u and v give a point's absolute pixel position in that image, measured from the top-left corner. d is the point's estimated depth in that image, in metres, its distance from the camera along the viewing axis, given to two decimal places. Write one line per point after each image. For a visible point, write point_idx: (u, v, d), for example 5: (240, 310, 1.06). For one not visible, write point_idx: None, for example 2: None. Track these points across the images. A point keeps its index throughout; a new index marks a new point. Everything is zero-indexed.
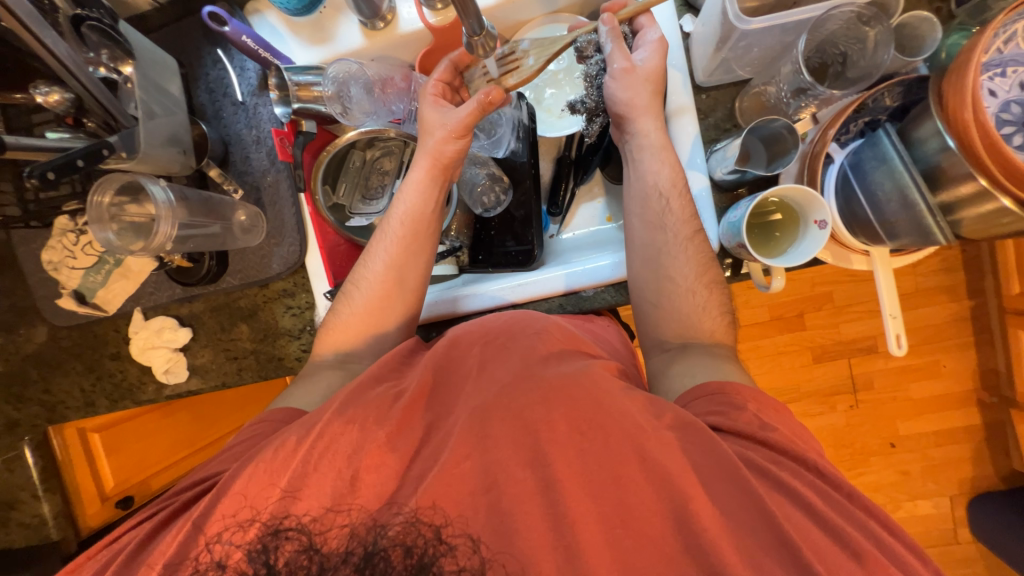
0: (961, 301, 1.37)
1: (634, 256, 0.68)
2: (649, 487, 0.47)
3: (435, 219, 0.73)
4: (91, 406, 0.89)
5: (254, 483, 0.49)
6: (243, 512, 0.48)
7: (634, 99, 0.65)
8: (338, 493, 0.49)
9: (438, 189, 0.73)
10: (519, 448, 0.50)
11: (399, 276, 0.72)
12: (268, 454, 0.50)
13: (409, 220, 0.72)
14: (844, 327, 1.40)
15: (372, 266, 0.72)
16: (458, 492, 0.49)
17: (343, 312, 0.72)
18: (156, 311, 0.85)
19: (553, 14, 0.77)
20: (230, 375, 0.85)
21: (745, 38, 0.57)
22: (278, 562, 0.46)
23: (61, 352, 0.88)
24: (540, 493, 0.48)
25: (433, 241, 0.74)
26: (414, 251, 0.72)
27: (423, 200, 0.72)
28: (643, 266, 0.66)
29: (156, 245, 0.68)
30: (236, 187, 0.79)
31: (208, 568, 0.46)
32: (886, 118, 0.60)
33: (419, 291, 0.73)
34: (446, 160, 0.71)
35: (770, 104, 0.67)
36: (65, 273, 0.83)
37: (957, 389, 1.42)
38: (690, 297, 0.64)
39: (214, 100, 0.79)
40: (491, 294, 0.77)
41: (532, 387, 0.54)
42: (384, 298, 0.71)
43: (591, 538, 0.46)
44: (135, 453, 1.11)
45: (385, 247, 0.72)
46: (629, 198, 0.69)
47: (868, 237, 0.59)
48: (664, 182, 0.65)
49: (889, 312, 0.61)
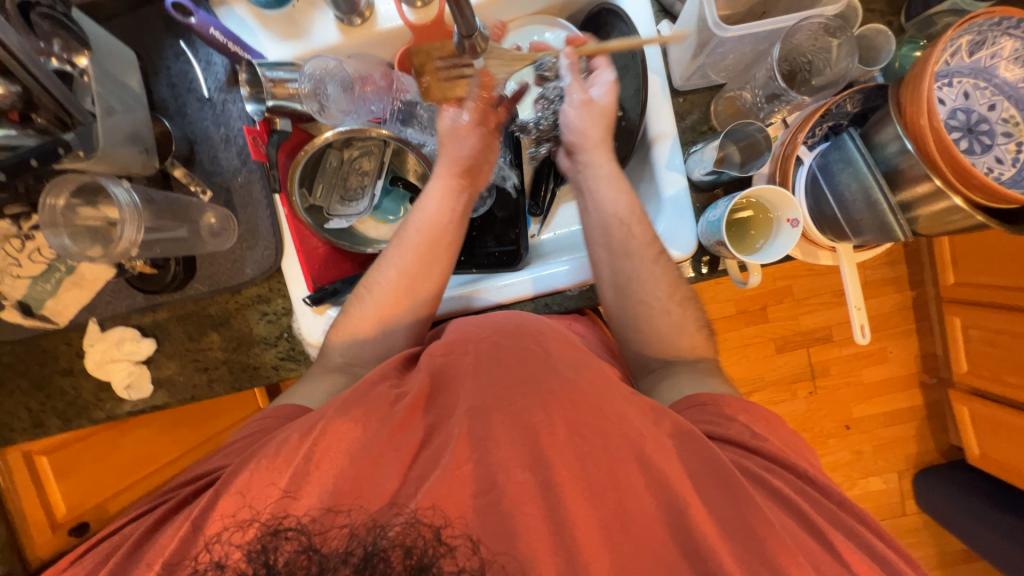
0: (904, 291, 1.48)
1: (606, 284, 0.70)
2: (643, 479, 0.50)
3: (451, 230, 0.72)
4: (40, 426, 0.82)
5: (255, 488, 0.47)
6: (241, 512, 0.46)
7: (588, 131, 0.70)
8: (340, 492, 0.47)
9: (461, 203, 0.73)
10: (518, 450, 0.50)
11: (413, 289, 0.71)
12: (267, 462, 0.49)
13: (428, 228, 0.71)
14: (803, 318, 1.48)
15: (384, 273, 0.71)
16: (460, 495, 0.47)
17: (352, 316, 0.70)
18: (114, 322, 0.79)
19: (534, 15, 0.78)
20: (199, 388, 0.80)
21: (722, 45, 0.60)
22: (277, 562, 0.39)
23: (3, 369, 0.81)
24: (540, 492, 0.48)
25: (451, 253, 0.73)
26: (432, 261, 0.71)
27: (439, 208, 0.72)
28: (617, 293, 0.69)
29: (118, 250, 0.64)
30: (203, 188, 0.75)
31: (207, 568, 0.42)
32: (848, 123, 0.63)
33: (432, 302, 0.72)
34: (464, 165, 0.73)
35: (744, 109, 0.71)
36: (7, 283, 0.76)
37: (900, 372, 1.53)
38: (666, 317, 0.67)
39: (178, 95, 0.75)
40: (485, 296, 0.76)
41: (525, 393, 0.55)
42: (397, 308, 0.70)
43: (589, 537, 0.46)
44: (89, 477, 1.00)
45: (398, 255, 0.71)
46: (587, 221, 0.72)
47: (835, 235, 0.63)
48: (622, 207, 0.69)
49: (855, 304, 0.65)
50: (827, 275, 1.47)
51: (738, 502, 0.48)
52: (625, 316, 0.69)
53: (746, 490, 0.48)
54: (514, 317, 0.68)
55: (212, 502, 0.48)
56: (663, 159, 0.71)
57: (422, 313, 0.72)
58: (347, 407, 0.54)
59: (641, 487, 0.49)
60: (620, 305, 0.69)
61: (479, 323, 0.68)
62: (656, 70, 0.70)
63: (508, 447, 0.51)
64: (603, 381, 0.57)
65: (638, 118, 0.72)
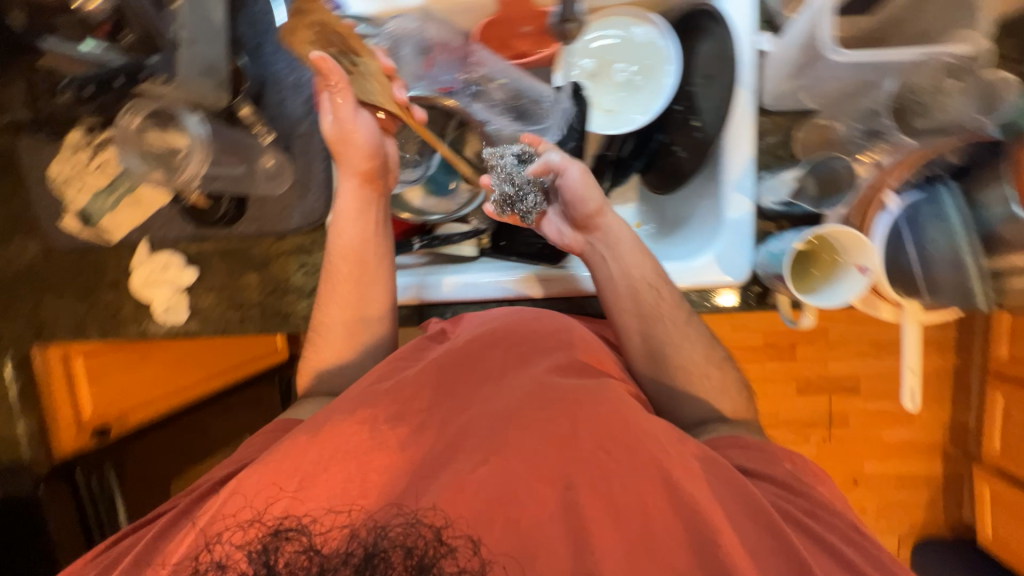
0: (947, 356, 1.40)
1: (637, 351, 0.69)
2: (660, 506, 0.49)
3: (371, 243, 0.73)
4: (81, 332, 0.86)
5: (263, 485, 0.51)
6: (242, 513, 0.50)
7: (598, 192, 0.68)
8: (348, 494, 0.50)
9: (370, 209, 0.73)
10: (540, 464, 0.51)
11: (361, 308, 0.73)
12: (278, 456, 0.53)
13: (350, 253, 0.72)
14: (832, 364, 1.42)
15: (330, 303, 0.74)
16: (471, 499, 0.49)
17: (320, 346, 0.75)
18: (163, 246, 0.81)
19: (624, 7, 0.76)
20: (231, 324, 0.82)
21: (829, 69, 0.57)
22: (278, 563, 0.45)
23: (54, 272, 0.85)
24: (559, 495, 0.49)
25: (384, 266, 0.74)
26: (367, 283, 0.73)
27: (358, 222, 0.72)
28: (648, 358, 0.68)
29: (182, 179, 0.69)
30: (267, 131, 0.75)
31: (207, 567, 0.47)
32: (948, 176, 0.56)
33: (384, 319, 0.75)
34: (369, 174, 0.71)
35: (835, 140, 0.67)
36: (72, 191, 0.79)
37: (924, 438, 1.46)
38: (706, 380, 0.67)
39: (256, 35, 0.74)
40: (492, 287, 0.75)
41: (553, 401, 0.55)
42: (348, 326, 0.74)
43: (602, 550, 0.47)
44: (119, 384, 1.05)
45: (334, 285, 0.73)
46: (607, 290, 0.69)
47: (905, 290, 0.58)
48: (660, 293, 0.69)
49: (909, 366, 0.61)
50: (869, 325, 1.39)
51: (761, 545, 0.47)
52: (655, 378, 0.69)
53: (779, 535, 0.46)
54: (547, 318, 0.66)
55: (213, 511, 0.51)
56: (733, 178, 0.68)
57: (383, 326, 0.75)
58: (358, 406, 0.57)
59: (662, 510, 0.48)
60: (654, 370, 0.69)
61: (506, 327, 0.64)
62: (746, 83, 0.68)
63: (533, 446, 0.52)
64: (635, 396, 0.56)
65: (717, 132, 0.69)
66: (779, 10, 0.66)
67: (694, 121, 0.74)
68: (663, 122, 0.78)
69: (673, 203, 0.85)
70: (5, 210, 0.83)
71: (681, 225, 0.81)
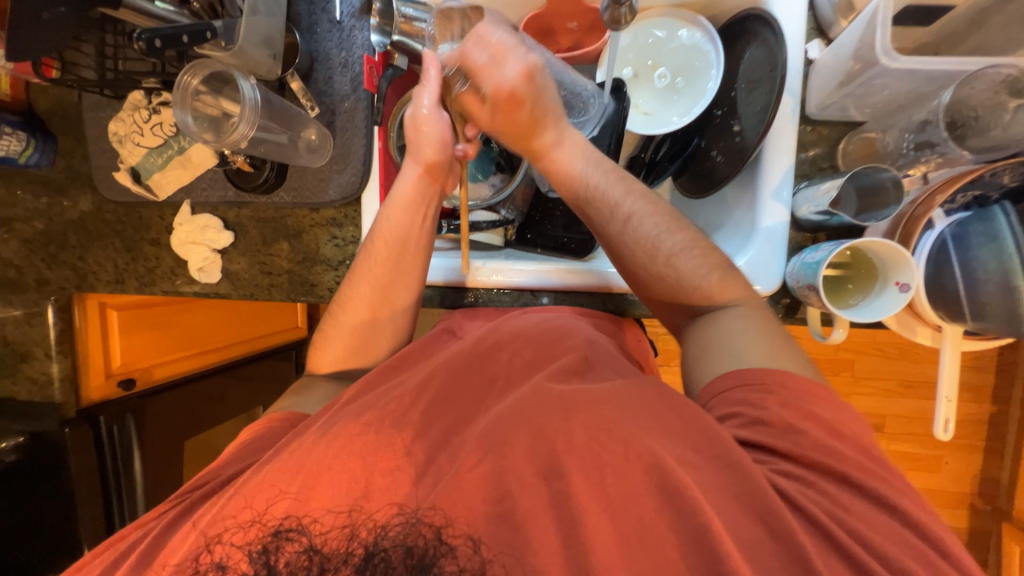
0: (982, 403, 1.32)
1: (707, 353, 0.59)
2: (661, 510, 0.47)
3: (416, 236, 0.71)
4: (120, 284, 0.90)
5: (264, 485, 0.51)
6: (243, 514, 0.50)
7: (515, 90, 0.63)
8: (353, 492, 0.50)
9: (427, 201, 0.70)
10: (535, 457, 0.51)
11: (390, 294, 0.72)
12: (281, 459, 0.53)
13: (396, 237, 0.70)
14: (856, 399, 1.37)
15: (357, 286, 0.72)
16: (471, 498, 0.49)
17: (336, 332, 0.73)
18: (203, 208, 0.85)
19: (674, 8, 0.75)
20: (259, 289, 0.85)
21: (880, 77, 0.56)
22: (279, 563, 0.47)
23: (103, 225, 0.89)
24: (547, 482, 0.50)
25: (419, 258, 0.72)
26: (403, 268, 0.71)
27: (410, 213, 0.70)
28: (720, 358, 0.58)
29: (230, 139, 0.68)
30: (313, 104, 0.78)
31: (208, 568, 0.48)
32: (999, 198, 0.55)
33: (410, 311, 0.75)
34: (434, 164, 0.68)
35: (882, 151, 0.64)
36: (128, 148, 0.83)
37: (951, 489, 1.38)
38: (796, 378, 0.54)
39: (312, 12, 0.77)
40: (508, 275, 0.76)
41: (549, 400, 0.55)
42: (373, 309, 0.72)
43: (599, 545, 0.46)
44: (144, 341, 1.10)
45: (367, 267, 0.71)
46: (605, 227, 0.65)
47: (947, 313, 0.57)
48: (635, 202, 0.64)
49: (945, 394, 0.59)
50: (898, 362, 1.34)
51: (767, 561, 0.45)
52: (648, 300, 0.66)
53: (788, 548, 0.44)
54: (557, 319, 0.69)
55: (217, 512, 0.52)
56: (768, 188, 0.67)
57: (403, 320, 0.75)
58: (364, 410, 0.58)
59: (669, 512, 0.47)
60: (647, 292, 0.65)
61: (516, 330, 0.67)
62: (793, 91, 0.66)
63: (541, 434, 0.52)
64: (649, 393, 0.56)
65: (756, 139, 0.67)
66: (832, 19, 0.65)
67: (734, 126, 0.72)
68: (703, 127, 0.79)
69: (705, 210, 0.84)
70: (65, 163, 0.89)
71: (712, 231, 0.80)
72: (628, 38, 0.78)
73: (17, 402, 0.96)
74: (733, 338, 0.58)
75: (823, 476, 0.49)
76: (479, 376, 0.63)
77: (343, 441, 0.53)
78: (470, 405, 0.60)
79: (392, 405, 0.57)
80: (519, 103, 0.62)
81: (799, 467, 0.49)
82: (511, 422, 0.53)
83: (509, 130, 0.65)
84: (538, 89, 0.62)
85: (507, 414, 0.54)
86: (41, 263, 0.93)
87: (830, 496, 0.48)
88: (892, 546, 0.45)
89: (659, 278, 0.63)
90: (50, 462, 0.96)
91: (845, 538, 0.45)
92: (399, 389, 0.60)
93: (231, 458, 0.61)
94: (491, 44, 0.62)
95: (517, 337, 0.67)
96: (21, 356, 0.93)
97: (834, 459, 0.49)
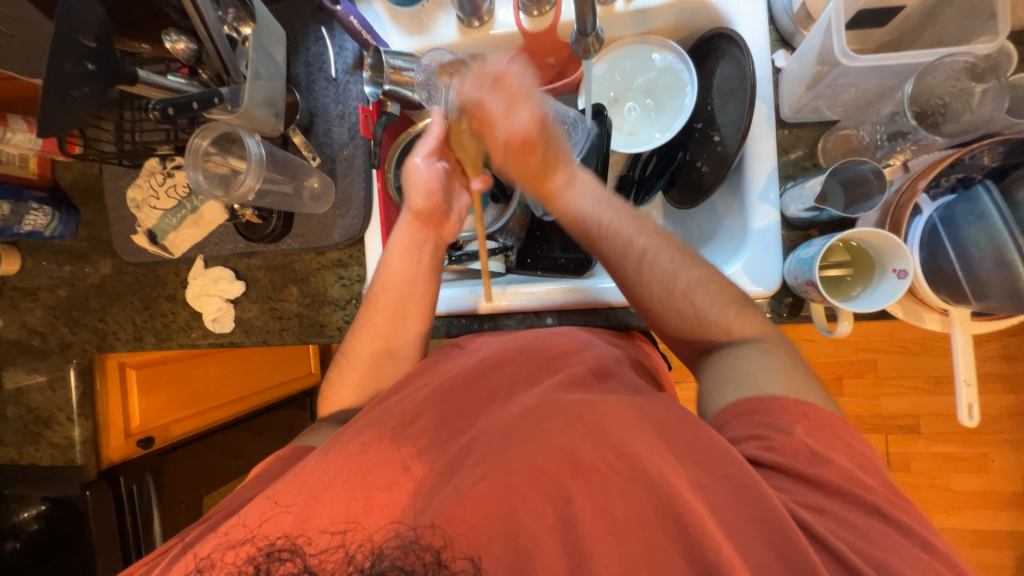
0: (1019, 394, 1.27)
1: (753, 373, 0.56)
2: (665, 521, 0.47)
3: (420, 282, 0.74)
4: (139, 340, 0.93)
5: (267, 509, 0.52)
6: (236, 533, 0.51)
7: (528, 163, 0.66)
8: (350, 513, 0.51)
9: (418, 248, 0.75)
10: (538, 477, 0.50)
11: (390, 340, 0.74)
12: (286, 487, 0.53)
13: (396, 285, 0.73)
14: (885, 400, 1.32)
15: (359, 336, 0.75)
16: (470, 514, 0.49)
17: (343, 366, 0.76)
18: (216, 261, 0.89)
19: (643, 35, 0.78)
20: (272, 334, 0.87)
21: (845, 76, 0.59)
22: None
23: (122, 286, 0.93)
24: (551, 501, 0.49)
25: (424, 305, 0.75)
26: (404, 318, 0.74)
27: (402, 266, 0.74)
28: (768, 377, 0.56)
29: (239, 192, 0.73)
30: (314, 155, 0.83)
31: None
32: (982, 178, 0.57)
33: (405, 348, 0.76)
34: (425, 209, 0.74)
35: (859, 147, 0.67)
36: (145, 212, 0.88)
37: (1000, 489, 1.30)
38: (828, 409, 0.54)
39: (310, 73, 0.84)
40: (509, 300, 0.77)
41: (551, 415, 0.55)
42: (378, 354, 0.74)
43: (602, 558, 0.46)
44: (162, 398, 1.12)
45: (369, 320, 0.74)
46: (616, 265, 0.66)
47: (950, 296, 0.57)
48: (648, 239, 0.66)
49: (963, 378, 0.58)
50: (922, 358, 1.30)
51: (769, 563, 0.44)
52: (663, 332, 0.67)
53: (794, 551, 0.44)
54: (561, 335, 0.70)
55: (230, 525, 0.52)
56: (755, 190, 0.69)
57: (405, 351, 0.76)
58: (365, 429, 0.59)
59: (679, 520, 0.46)
60: (663, 326, 0.66)
61: (518, 346, 0.69)
62: (765, 98, 0.69)
63: (549, 445, 0.52)
64: (654, 404, 0.56)
65: (736, 145, 0.70)
66: (794, 30, 0.69)
67: (715, 136, 0.75)
68: (686, 141, 0.82)
69: (698, 220, 0.85)
70: (87, 232, 0.94)
71: (708, 239, 0.81)
72: (603, 68, 0.82)
73: (40, 468, 0.97)
74: (771, 368, 0.56)
75: (827, 474, 0.49)
76: (479, 397, 0.63)
77: (349, 475, 0.53)
78: (473, 417, 0.61)
79: (398, 433, 0.57)
80: (534, 146, 0.64)
81: (803, 472, 0.49)
82: (519, 435, 0.54)
83: (524, 175, 0.68)
84: (548, 134, 0.64)
85: (511, 430, 0.55)
86: (64, 327, 0.96)
87: (840, 497, 0.48)
88: (900, 548, 0.44)
89: (676, 312, 0.63)
90: (71, 527, 0.97)
91: (847, 536, 0.46)
92: (402, 409, 0.61)
93: (245, 488, 0.61)
94: (512, 88, 0.63)
95: (520, 355, 0.67)
96: (46, 422, 0.95)
97: (841, 470, 0.49)
